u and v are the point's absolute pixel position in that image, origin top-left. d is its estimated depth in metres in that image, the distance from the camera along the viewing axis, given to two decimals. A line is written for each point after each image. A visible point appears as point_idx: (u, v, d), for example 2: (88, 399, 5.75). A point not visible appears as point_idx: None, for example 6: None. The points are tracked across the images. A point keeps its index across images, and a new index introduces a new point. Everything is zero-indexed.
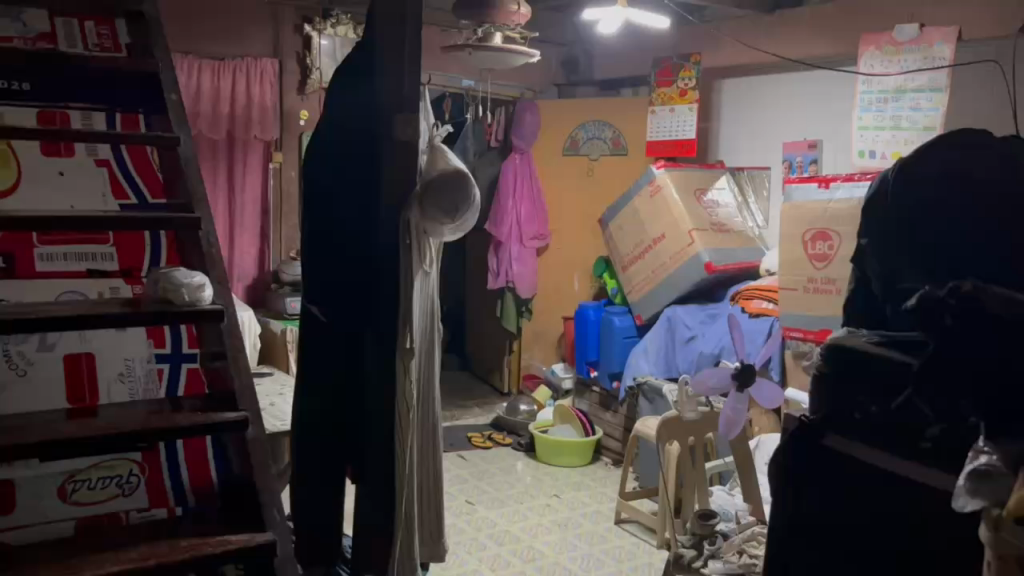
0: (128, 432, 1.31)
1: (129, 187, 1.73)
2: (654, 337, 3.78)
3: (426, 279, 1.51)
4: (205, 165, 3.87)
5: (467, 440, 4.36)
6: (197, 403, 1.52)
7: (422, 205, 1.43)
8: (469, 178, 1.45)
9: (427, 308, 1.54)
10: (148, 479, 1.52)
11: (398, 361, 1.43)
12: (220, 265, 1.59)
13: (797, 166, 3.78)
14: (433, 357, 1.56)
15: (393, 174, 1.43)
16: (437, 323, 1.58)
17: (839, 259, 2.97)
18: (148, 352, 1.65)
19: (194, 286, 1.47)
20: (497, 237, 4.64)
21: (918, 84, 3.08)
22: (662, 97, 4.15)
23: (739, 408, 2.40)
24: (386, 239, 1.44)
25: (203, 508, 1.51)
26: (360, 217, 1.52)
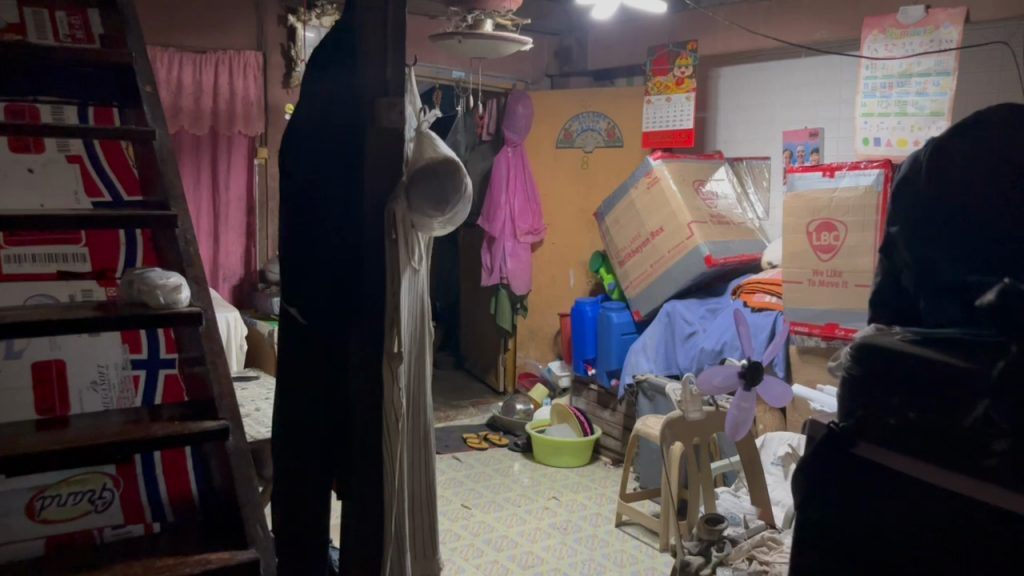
0: (101, 443, 1.19)
1: (102, 185, 1.61)
2: (653, 333, 3.69)
3: (412, 277, 1.40)
4: (187, 163, 3.76)
5: (462, 442, 4.25)
6: (175, 411, 1.41)
7: (410, 197, 1.32)
8: (460, 167, 1.33)
9: (415, 308, 1.43)
10: (124, 491, 1.42)
11: (384, 367, 1.31)
12: (200, 265, 1.48)
13: (798, 156, 3.70)
14: (424, 359, 1.45)
15: (377, 162, 1.32)
16: (426, 322, 1.48)
17: (846, 249, 2.87)
18: (123, 358, 1.57)
19: (170, 287, 1.35)
20: (490, 233, 4.52)
21: (923, 68, 2.97)
22: (657, 86, 4.04)
23: (747, 407, 2.30)
24: (369, 233, 1.32)
25: (183, 522, 1.40)
26: (341, 210, 1.40)
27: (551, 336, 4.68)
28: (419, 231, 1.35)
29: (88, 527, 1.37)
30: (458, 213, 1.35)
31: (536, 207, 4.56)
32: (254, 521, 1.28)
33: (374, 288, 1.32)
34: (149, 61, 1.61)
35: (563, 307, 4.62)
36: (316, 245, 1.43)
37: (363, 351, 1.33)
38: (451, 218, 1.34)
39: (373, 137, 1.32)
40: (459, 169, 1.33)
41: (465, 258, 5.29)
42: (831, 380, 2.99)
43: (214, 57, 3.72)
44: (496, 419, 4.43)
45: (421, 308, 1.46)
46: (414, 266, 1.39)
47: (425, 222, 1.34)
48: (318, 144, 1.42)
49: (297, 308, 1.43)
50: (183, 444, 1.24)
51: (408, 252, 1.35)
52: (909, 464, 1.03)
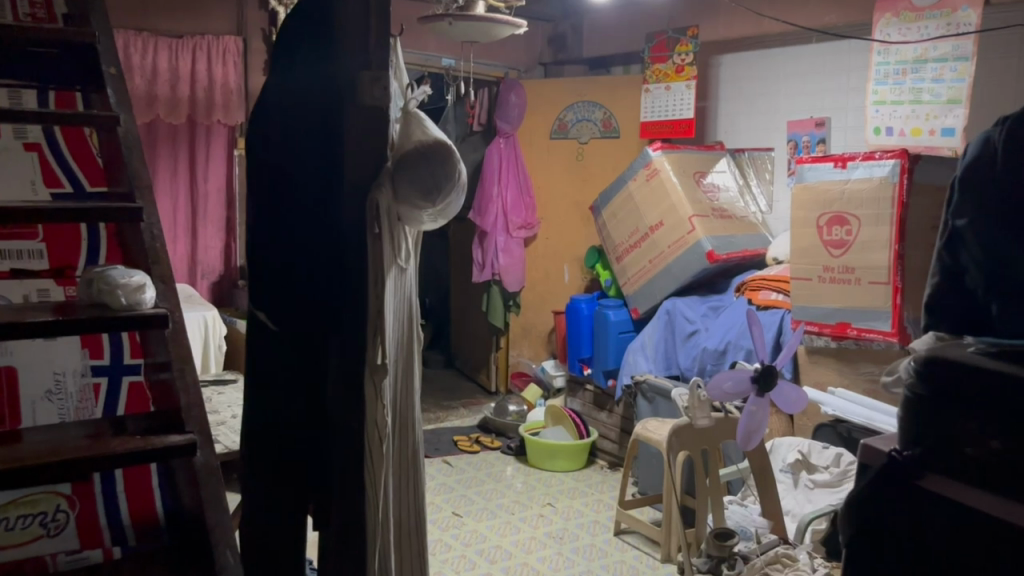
0: (55, 463, 1.01)
1: (60, 172, 1.45)
2: (652, 332, 3.54)
3: (398, 278, 1.23)
4: (164, 154, 3.58)
5: (453, 445, 4.09)
6: (140, 425, 1.24)
7: (395, 186, 1.16)
8: (453, 153, 1.17)
9: (401, 312, 1.27)
10: (78, 514, 1.33)
11: (367, 382, 1.14)
12: (166, 261, 1.31)
13: (804, 146, 3.55)
14: (411, 369, 1.29)
15: (360, 143, 1.15)
16: (414, 327, 1.31)
17: (859, 245, 2.71)
18: (81, 365, 1.46)
19: (132, 286, 1.15)
20: (482, 227, 4.36)
21: (940, 53, 2.82)
22: (656, 74, 3.87)
23: (759, 416, 2.14)
24: (350, 227, 1.14)
25: (146, 549, 1.23)
26: (317, 199, 1.22)
27: (545, 334, 4.52)
28: (406, 224, 1.20)
29: (40, 554, 1.29)
30: (452, 202, 1.21)
31: (529, 201, 4.39)
32: (224, 550, 1.11)
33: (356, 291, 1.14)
34: (111, 37, 1.44)
35: (557, 304, 4.46)
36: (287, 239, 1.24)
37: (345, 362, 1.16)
38: (443, 210, 1.19)
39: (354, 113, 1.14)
40: (452, 153, 1.18)
41: (455, 253, 5.13)
42: (843, 382, 2.84)
43: (191, 42, 3.52)
44: (487, 420, 4.27)
45: (408, 310, 1.29)
46: (401, 265, 1.23)
47: (414, 214, 1.18)
48: (287, 121, 1.24)
49: (265, 312, 1.24)
50: (144, 461, 1.07)
51: (394, 249, 1.18)
52: (997, 504, 0.86)
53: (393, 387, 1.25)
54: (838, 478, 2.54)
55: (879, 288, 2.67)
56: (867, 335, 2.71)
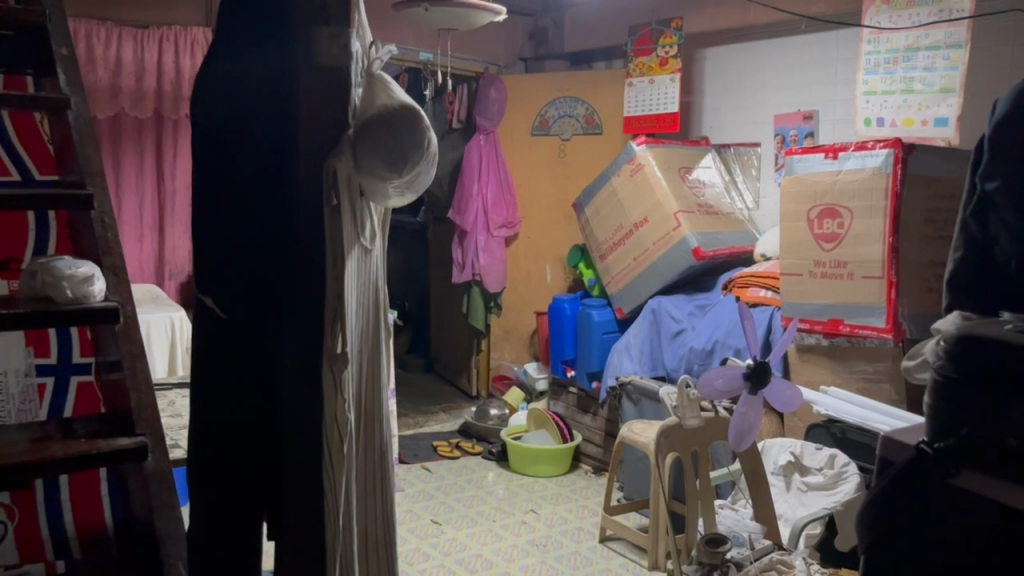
0: None
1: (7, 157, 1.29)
2: (637, 333, 3.44)
3: (363, 260, 1.12)
4: (130, 149, 3.46)
5: (433, 450, 3.96)
6: (88, 427, 1.12)
7: (356, 154, 1.04)
8: (421, 119, 1.06)
9: (367, 298, 1.14)
10: (18, 530, 1.22)
11: (324, 372, 1.02)
12: (117, 252, 1.19)
13: (791, 140, 3.47)
14: (378, 361, 1.17)
15: (315, 109, 1.03)
16: (383, 316, 1.19)
17: (851, 238, 2.61)
18: (26, 365, 1.35)
19: (80, 279, 1.03)
20: (462, 226, 4.24)
21: (932, 41, 2.73)
22: (640, 67, 3.78)
23: (752, 414, 2.02)
24: (305, 200, 1.02)
25: (91, 564, 1.11)
26: (273, 173, 1.10)
27: (527, 336, 4.40)
28: (370, 197, 1.08)
29: None
30: (423, 173, 1.10)
31: (510, 199, 4.29)
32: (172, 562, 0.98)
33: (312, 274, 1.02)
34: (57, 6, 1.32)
35: (538, 305, 4.35)
36: (239, 216, 1.12)
37: (299, 351, 1.04)
38: (412, 180, 1.08)
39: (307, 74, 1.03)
40: (419, 114, 1.07)
41: (435, 254, 5.00)
42: (835, 381, 2.75)
43: (158, 33, 3.38)
44: (468, 425, 4.15)
45: (375, 297, 1.17)
46: (364, 244, 1.11)
47: (378, 185, 1.07)
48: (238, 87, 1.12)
49: (213, 298, 1.12)
50: (86, 468, 0.95)
51: (356, 226, 1.07)
52: None
53: (358, 381, 1.13)
54: (833, 480, 2.44)
55: (873, 282, 2.57)
56: (860, 332, 2.61)
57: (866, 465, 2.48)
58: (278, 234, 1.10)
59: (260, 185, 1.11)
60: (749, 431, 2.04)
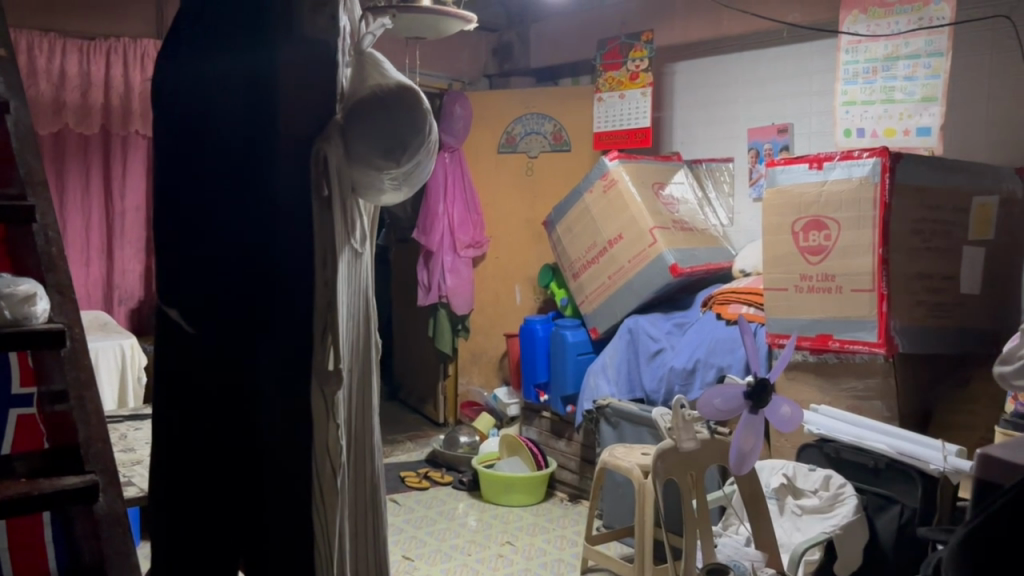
0: None
1: None
2: (614, 352, 3.32)
3: (353, 265, 0.98)
4: (75, 164, 3.24)
5: (400, 481, 3.78)
6: (25, 466, 1.01)
7: (347, 138, 0.91)
8: (423, 101, 0.93)
9: (358, 309, 1.00)
10: None
11: (316, 395, 0.87)
12: (63, 269, 1.09)
13: (765, 154, 3.40)
14: (370, 381, 1.03)
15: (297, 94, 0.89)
16: (374, 329, 1.05)
17: (838, 250, 2.53)
18: None
19: (20, 298, 0.96)
20: (427, 247, 4.10)
21: (912, 49, 2.68)
22: (609, 82, 3.71)
23: (754, 433, 1.90)
24: (286, 196, 0.88)
25: None
26: (249, 165, 0.96)
27: (496, 360, 4.26)
28: (361, 192, 0.95)
29: None
30: (423, 164, 0.97)
31: (476, 218, 4.16)
32: None
33: (295, 281, 0.88)
34: None
35: (507, 327, 4.21)
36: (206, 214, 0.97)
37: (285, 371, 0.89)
38: (409, 172, 0.95)
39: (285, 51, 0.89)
40: (420, 94, 0.93)
41: (398, 276, 4.85)
42: (824, 400, 2.65)
43: (105, 45, 3.21)
44: (437, 454, 3.98)
45: (365, 307, 1.03)
46: (354, 246, 0.97)
47: (371, 177, 0.93)
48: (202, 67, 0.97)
49: (180, 310, 0.96)
50: (30, 509, 0.91)
51: (346, 227, 0.93)
52: None
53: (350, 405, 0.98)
54: (829, 503, 2.31)
55: (863, 295, 2.48)
56: (850, 346, 2.51)
57: (863, 486, 2.35)
58: (255, 234, 0.95)
59: (235, 182, 0.96)
60: (751, 453, 1.91)
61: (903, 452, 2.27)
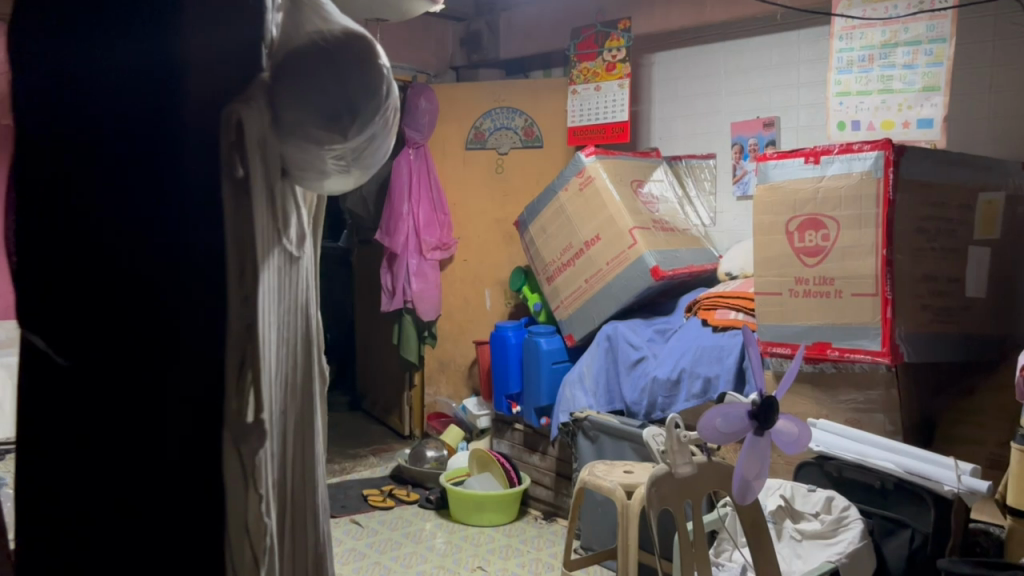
0: None
1: None
2: (591, 362, 3.11)
3: (292, 279, 0.87)
4: (3, 158, 2.95)
5: (363, 500, 3.53)
6: None
7: (284, 103, 0.80)
8: (380, 59, 0.82)
9: (295, 331, 0.88)
10: None
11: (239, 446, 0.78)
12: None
13: (751, 149, 3.21)
14: (313, 416, 0.89)
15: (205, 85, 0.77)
16: (316, 351, 0.91)
17: (837, 251, 2.33)
18: None
19: None
20: (391, 249, 3.85)
21: (912, 35, 2.50)
22: (584, 73, 3.49)
23: (759, 460, 1.69)
24: (203, 202, 0.77)
25: None
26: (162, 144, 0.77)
27: (465, 368, 4.02)
28: (296, 175, 0.85)
29: None
30: (379, 141, 0.87)
31: (443, 218, 3.93)
32: None
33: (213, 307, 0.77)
34: None
35: (477, 334, 3.99)
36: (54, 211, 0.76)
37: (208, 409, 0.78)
38: (359, 150, 0.85)
39: (190, 31, 0.77)
40: (379, 53, 0.83)
41: (360, 281, 4.59)
42: (821, 413, 2.45)
43: None
44: (402, 470, 3.74)
45: (307, 329, 0.91)
46: (291, 254, 0.86)
47: (310, 158, 0.83)
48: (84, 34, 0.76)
49: (45, 334, 0.76)
50: None
51: (275, 226, 0.83)
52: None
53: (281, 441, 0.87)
54: (831, 527, 2.11)
55: (865, 300, 2.28)
56: (850, 355, 2.32)
57: (869, 508, 2.15)
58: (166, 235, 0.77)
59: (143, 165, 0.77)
60: (755, 482, 1.71)
61: (914, 472, 2.10)
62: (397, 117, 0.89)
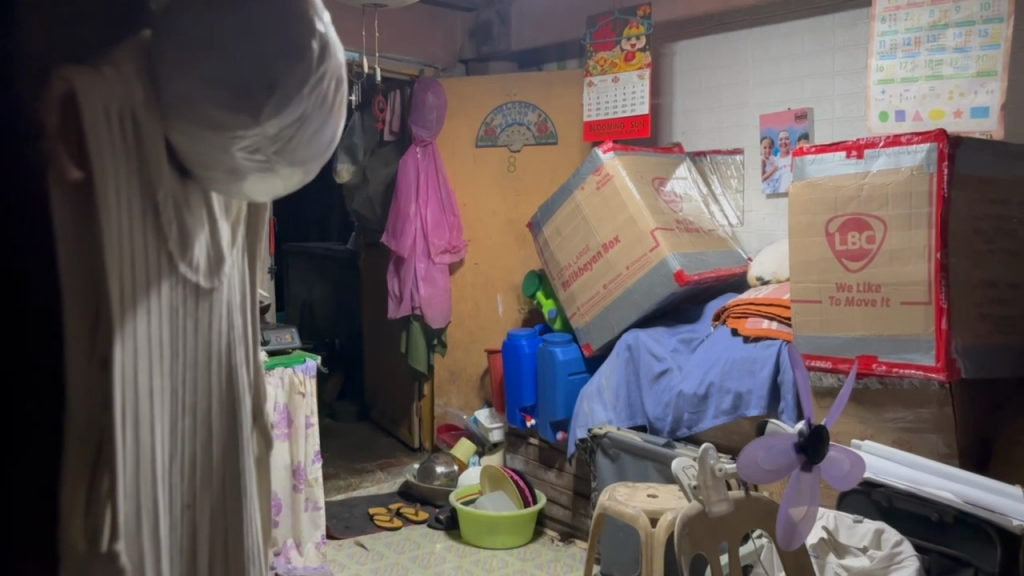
0: None
1: None
2: (610, 373, 2.88)
3: (205, 321, 0.64)
4: None
5: (369, 520, 3.32)
6: None
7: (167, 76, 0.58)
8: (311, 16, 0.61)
9: (206, 393, 0.65)
10: None
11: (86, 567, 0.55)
12: None
13: (781, 144, 2.97)
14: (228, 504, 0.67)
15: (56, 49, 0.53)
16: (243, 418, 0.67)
17: (883, 255, 2.10)
18: None
19: None
20: (398, 253, 3.65)
21: (964, 15, 2.27)
22: (601, 64, 3.28)
23: (804, 496, 1.47)
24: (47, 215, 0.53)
25: None
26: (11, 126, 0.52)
27: (476, 378, 3.81)
28: (201, 177, 0.63)
29: None
30: (318, 136, 0.64)
31: (453, 219, 3.71)
32: None
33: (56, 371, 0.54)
34: None
35: (489, 341, 3.77)
36: None
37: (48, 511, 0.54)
38: (285, 146, 0.62)
39: None
40: (316, 14, 0.61)
41: (367, 285, 4.39)
42: (866, 434, 2.21)
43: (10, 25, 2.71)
44: (411, 487, 3.53)
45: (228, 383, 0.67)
46: (199, 287, 0.63)
47: (216, 154, 0.60)
48: None
49: None
50: None
51: (167, 253, 0.60)
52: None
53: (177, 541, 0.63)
54: (883, 565, 1.85)
55: (916, 309, 2.05)
56: (900, 371, 2.09)
57: (924, 543, 1.92)
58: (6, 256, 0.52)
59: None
60: (802, 522, 1.47)
61: (976, 503, 1.87)
62: (344, 104, 0.66)
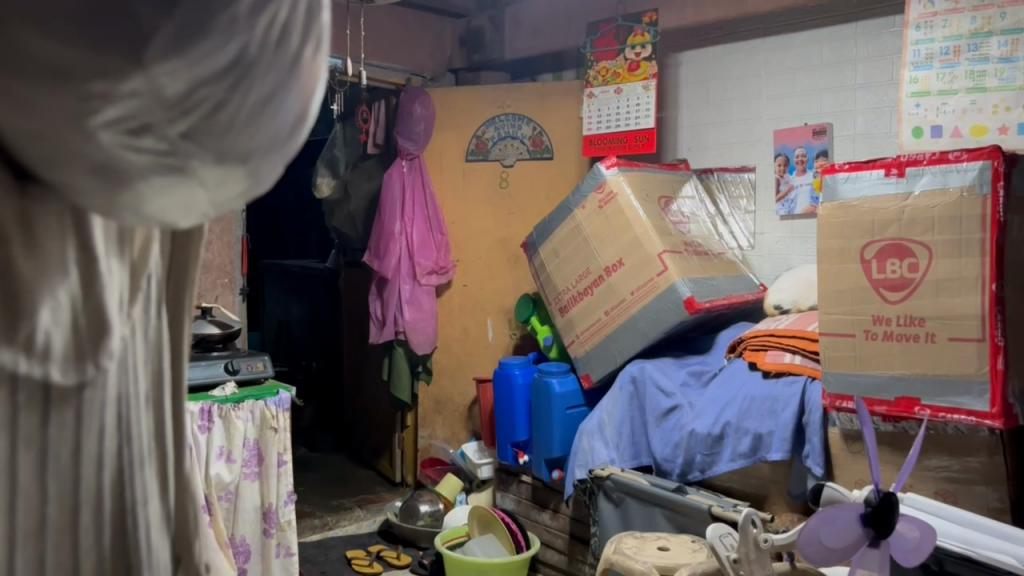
0: None
1: None
2: (613, 408, 2.64)
3: (66, 424, 0.56)
4: None
5: (347, 565, 3.05)
6: None
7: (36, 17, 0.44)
8: None
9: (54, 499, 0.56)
10: None
11: None
12: None
13: (797, 162, 2.76)
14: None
15: None
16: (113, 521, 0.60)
17: (927, 285, 1.88)
18: None
19: None
20: (382, 273, 3.42)
21: (1011, 22, 2.06)
22: (602, 74, 3.06)
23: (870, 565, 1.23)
24: None
25: None
26: None
27: (464, 409, 3.56)
28: (68, 182, 0.50)
29: None
30: (265, 108, 0.50)
31: (440, 238, 3.48)
32: None
33: None
34: None
35: (477, 369, 3.52)
36: None
37: None
38: (199, 122, 0.48)
39: None
40: None
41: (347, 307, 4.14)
42: (904, 484, 1.98)
43: None
44: (392, 526, 3.27)
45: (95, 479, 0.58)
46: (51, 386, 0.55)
47: (79, 141, 0.47)
48: None
49: None
50: None
51: None
52: None
53: None
54: None
55: (967, 346, 1.83)
56: (946, 415, 1.86)
57: None
58: None
59: None
60: None
61: None
62: (318, 78, 0.54)
